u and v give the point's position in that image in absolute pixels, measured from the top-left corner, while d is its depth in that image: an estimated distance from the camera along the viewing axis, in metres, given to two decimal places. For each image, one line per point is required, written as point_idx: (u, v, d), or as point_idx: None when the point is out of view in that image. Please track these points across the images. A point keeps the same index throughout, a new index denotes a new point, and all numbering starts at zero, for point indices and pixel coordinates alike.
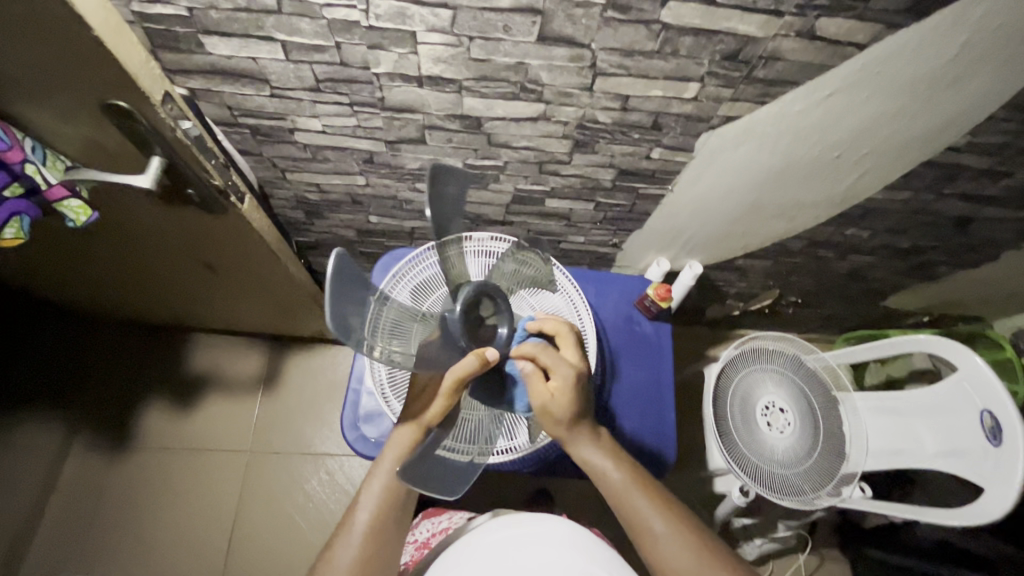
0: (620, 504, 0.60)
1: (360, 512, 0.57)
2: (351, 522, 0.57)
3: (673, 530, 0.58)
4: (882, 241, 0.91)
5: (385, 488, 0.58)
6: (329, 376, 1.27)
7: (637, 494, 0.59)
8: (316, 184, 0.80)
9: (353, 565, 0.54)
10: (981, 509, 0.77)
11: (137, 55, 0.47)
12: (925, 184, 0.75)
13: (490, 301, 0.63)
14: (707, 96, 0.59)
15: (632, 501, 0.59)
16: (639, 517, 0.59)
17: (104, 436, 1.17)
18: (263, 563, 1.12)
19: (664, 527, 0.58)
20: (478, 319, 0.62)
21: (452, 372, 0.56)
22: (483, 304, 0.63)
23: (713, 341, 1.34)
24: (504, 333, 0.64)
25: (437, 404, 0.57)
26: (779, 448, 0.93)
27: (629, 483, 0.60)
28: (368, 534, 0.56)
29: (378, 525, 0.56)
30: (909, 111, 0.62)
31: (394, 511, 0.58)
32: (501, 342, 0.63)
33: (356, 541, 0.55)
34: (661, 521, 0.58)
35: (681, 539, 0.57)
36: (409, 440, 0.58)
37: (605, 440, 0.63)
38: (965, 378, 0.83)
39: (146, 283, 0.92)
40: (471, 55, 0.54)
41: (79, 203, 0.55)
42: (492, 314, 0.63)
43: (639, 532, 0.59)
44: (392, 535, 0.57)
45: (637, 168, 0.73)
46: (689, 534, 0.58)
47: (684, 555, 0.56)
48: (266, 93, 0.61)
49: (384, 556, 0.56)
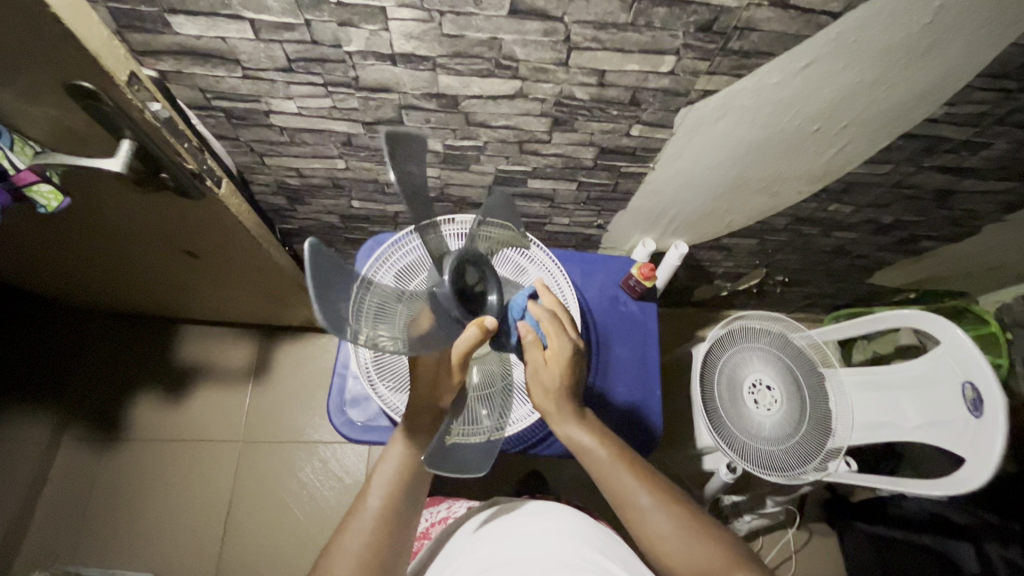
0: (607, 482, 0.61)
1: (370, 498, 0.57)
2: (362, 509, 0.57)
3: (659, 503, 0.59)
4: (865, 216, 0.92)
5: (398, 469, 0.58)
6: (319, 365, 1.27)
7: (624, 472, 0.60)
8: (296, 169, 0.79)
9: (364, 551, 0.54)
10: (961, 480, 0.78)
11: (98, 31, 0.46)
12: (905, 157, 0.75)
13: (474, 267, 0.57)
14: (684, 69, 0.59)
15: (620, 480, 0.60)
16: (627, 494, 0.59)
17: (94, 427, 1.17)
18: (257, 550, 1.13)
19: (651, 502, 0.59)
20: (465, 288, 0.55)
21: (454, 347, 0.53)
22: (468, 271, 0.56)
23: (701, 321, 1.35)
24: (495, 301, 0.58)
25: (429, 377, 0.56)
26: (766, 424, 0.93)
27: (617, 462, 0.61)
28: (379, 520, 0.56)
29: (390, 509, 0.57)
30: (885, 81, 0.62)
31: (406, 496, 0.58)
32: (495, 309, 0.58)
33: (366, 528, 0.55)
34: (649, 494, 0.59)
35: (668, 512, 0.58)
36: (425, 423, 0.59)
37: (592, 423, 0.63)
38: (947, 352, 0.83)
39: (128, 272, 0.92)
40: (443, 31, 0.53)
41: (49, 188, 0.55)
42: (480, 281, 0.57)
43: (627, 509, 0.60)
44: (404, 523, 0.57)
45: (618, 146, 0.72)
46: (675, 506, 0.59)
47: (672, 527, 0.58)
48: (238, 74, 0.61)
49: (395, 540, 0.56)
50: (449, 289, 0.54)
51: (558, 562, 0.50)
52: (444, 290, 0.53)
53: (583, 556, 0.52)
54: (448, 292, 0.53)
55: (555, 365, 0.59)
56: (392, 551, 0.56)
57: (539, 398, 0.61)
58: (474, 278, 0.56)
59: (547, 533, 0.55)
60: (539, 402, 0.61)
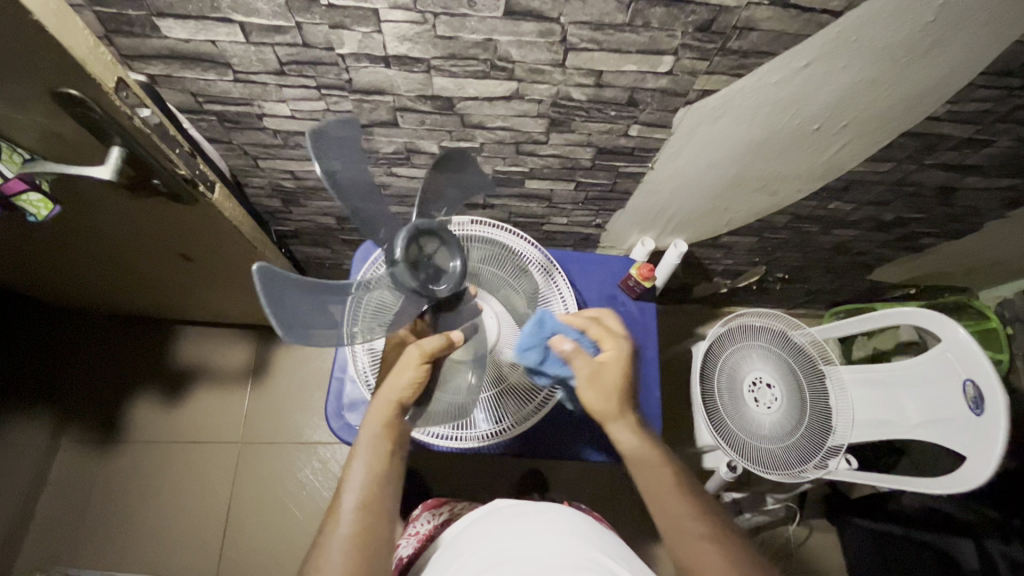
0: (657, 500, 0.58)
1: (345, 495, 0.54)
2: (338, 504, 0.54)
3: (713, 536, 0.55)
4: (866, 214, 0.91)
5: (371, 466, 0.55)
6: (318, 366, 1.26)
7: (675, 495, 0.58)
8: (291, 171, 0.78)
9: (347, 542, 0.51)
10: (962, 479, 0.77)
11: (83, 37, 0.45)
12: (907, 154, 0.74)
13: (429, 237, 0.56)
14: (683, 70, 0.58)
15: (672, 501, 0.57)
16: (677, 517, 0.57)
17: (92, 430, 1.17)
18: (258, 552, 1.13)
19: (705, 530, 0.56)
20: (424, 258, 0.55)
21: (422, 345, 0.57)
22: (422, 241, 0.55)
23: (701, 318, 1.35)
24: (458, 265, 0.56)
25: (408, 374, 0.56)
26: (766, 423, 0.93)
27: (671, 484, 0.58)
28: (358, 510, 0.53)
29: (368, 505, 0.53)
30: (888, 79, 0.61)
31: (383, 491, 0.55)
32: (457, 272, 0.57)
33: (346, 520, 0.53)
34: (706, 524, 0.56)
35: (718, 542, 0.55)
36: (383, 416, 0.56)
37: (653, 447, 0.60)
38: (948, 349, 0.82)
39: (122, 276, 0.91)
40: (437, 32, 0.52)
41: (38, 197, 0.54)
42: (438, 247, 0.56)
43: (674, 533, 0.56)
44: (384, 509, 0.54)
45: (616, 146, 0.71)
46: (730, 541, 0.55)
47: (721, 560, 0.54)
48: (229, 78, 0.59)
49: (376, 541, 0.52)
50: (398, 268, 0.54)
51: (561, 562, 0.49)
52: (397, 266, 0.53)
53: (590, 557, 0.51)
54: (404, 268, 0.53)
55: (614, 366, 0.59)
56: (376, 543, 0.52)
57: (600, 400, 0.59)
58: (430, 247, 0.56)
59: (552, 532, 0.54)
60: (597, 404, 0.59)
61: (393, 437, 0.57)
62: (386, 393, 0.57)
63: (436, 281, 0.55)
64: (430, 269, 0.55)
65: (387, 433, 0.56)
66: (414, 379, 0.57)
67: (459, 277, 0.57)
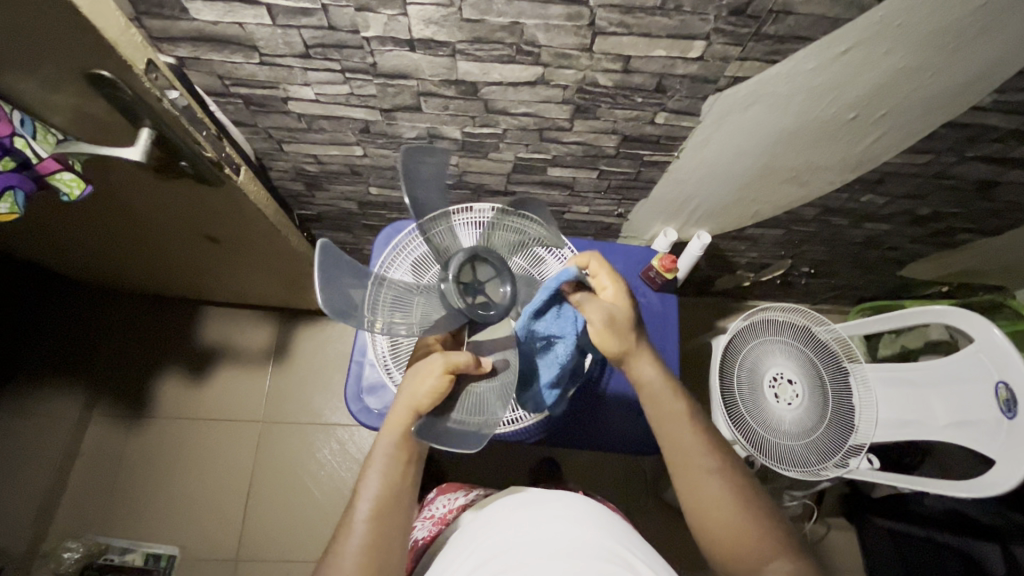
0: (668, 434, 0.59)
1: (359, 504, 0.55)
2: (352, 514, 0.55)
3: (723, 471, 0.57)
4: (899, 208, 0.88)
5: (384, 477, 0.56)
6: (338, 349, 1.28)
7: (689, 432, 0.58)
8: (314, 155, 0.79)
9: (357, 553, 0.52)
10: (990, 482, 0.75)
11: (115, 19, 0.46)
12: (947, 145, 0.71)
13: (486, 265, 0.59)
14: (714, 55, 0.56)
15: (683, 436, 0.58)
16: (688, 448, 0.58)
17: (121, 405, 1.21)
18: (277, 529, 1.16)
19: (714, 464, 0.57)
20: (476, 282, 0.58)
21: (448, 357, 0.57)
22: (478, 268, 0.59)
23: (723, 311, 1.32)
24: (509, 292, 0.59)
25: (429, 384, 0.55)
26: (786, 419, 0.91)
27: (686, 421, 0.59)
28: (370, 520, 0.54)
29: (380, 515, 0.54)
30: (932, 67, 0.58)
31: (395, 500, 0.56)
32: (506, 302, 0.58)
33: (359, 530, 0.53)
34: (716, 459, 0.57)
35: (726, 480, 0.56)
36: (399, 425, 0.56)
37: (669, 378, 0.61)
38: (981, 350, 0.79)
39: (150, 256, 0.93)
40: (464, 15, 0.52)
41: (71, 175, 0.55)
42: (490, 277, 0.59)
43: (683, 466, 0.57)
44: (398, 519, 0.55)
45: (641, 134, 0.70)
46: (737, 479, 0.57)
47: (726, 495, 0.55)
48: (256, 61, 0.60)
49: (387, 548, 0.54)
50: (451, 288, 0.57)
51: (574, 552, 0.49)
52: (448, 282, 0.57)
53: (600, 545, 0.51)
54: (454, 285, 0.57)
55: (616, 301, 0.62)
56: (386, 551, 0.53)
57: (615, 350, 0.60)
58: (485, 274, 0.59)
59: (562, 520, 0.54)
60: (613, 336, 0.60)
61: (409, 448, 0.57)
62: (402, 403, 0.57)
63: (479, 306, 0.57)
64: (479, 294, 0.58)
65: (403, 445, 0.57)
66: (435, 390, 0.56)
67: (505, 307, 0.58)
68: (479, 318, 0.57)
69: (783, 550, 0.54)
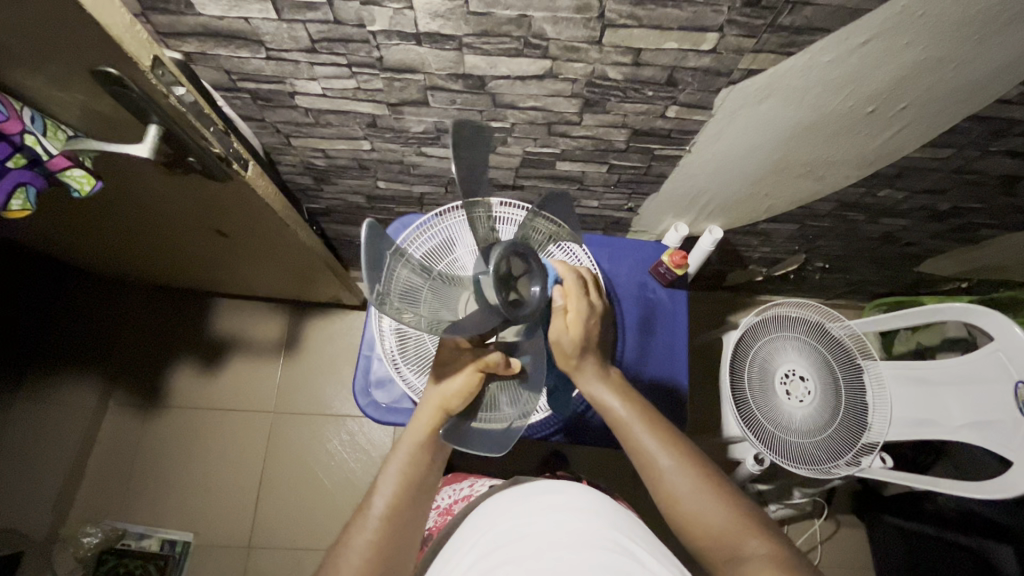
0: (626, 437, 0.59)
1: (376, 497, 0.55)
2: (367, 507, 0.55)
3: (680, 466, 0.56)
4: (918, 203, 0.86)
5: (404, 473, 0.56)
6: (348, 341, 1.29)
7: (645, 432, 0.58)
8: (322, 150, 0.79)
9: (368, 547, 0.52)
10: (1004, 483, 0.74)
11: (119, 15, 0.45)
12: (970, 140, 0.69)
13: (520, 261, 0.57)
14: (728, 47, 0.54)
15: (636, 436, 0.58)
16: (645, 451, 0.57)
17: (136, 394, 1.23)
18: (289, 517, 1.18)
19: (669, 460, 0.56)
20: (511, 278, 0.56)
21: (478, 355, 0.58)
22: (513, 262, 0.56)
23: (734, 306, 1.31)
24: (539, 292, 0.57)
25: (459, 380, 0.57)
26: (798, 417, 0.90)
27: (638, 421, 0.59)
28: (384, 518, 0.54)
29: (395, 513, 0.54)
30: (956, 58, 0.56)
31: (411, 499, 0.56)
32: (537, 300, 0.57)
33: (371, 525, 0.53)
34: (670, 456, 0.56)
35: (690, 474, 0.55)
36: (427, 423, 0.57)
37: (616, 381, 0.61)
38: (1001, 349, 0.77)
39: (162, 249, 0.94)
40: (470, 9, 0.51)
41: (82, 172, 0.55)
42: (523, 273, 0.57)
43: (647, 468, 0.57)
44: (410, 521, 0.55)
45: (652, 128, 0.69)
46: (697, 467, 0.56)
47: (690, 490, 0.54)
48: (263, 55, 0.59)
49: (398, 547, 0.54)
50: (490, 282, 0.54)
51: (580, 543, 0.49)
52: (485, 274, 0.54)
53: (603, 535, 0.51)
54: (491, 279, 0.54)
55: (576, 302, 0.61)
56: (396, 550, 0.53)
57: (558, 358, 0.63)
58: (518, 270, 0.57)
59: (565, 511, 0.54)
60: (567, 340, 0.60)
61: (431, 452, 0.58)
62: (433, 401, 0.58)
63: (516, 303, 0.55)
64: (513, 290, 0.55)
65: (426, 446, 0.57)
66: (463, 387, 0.57)
67: (535, 307, 0.57)
68: (515, 314, 0.54)
69: (759, 534, 0.51)
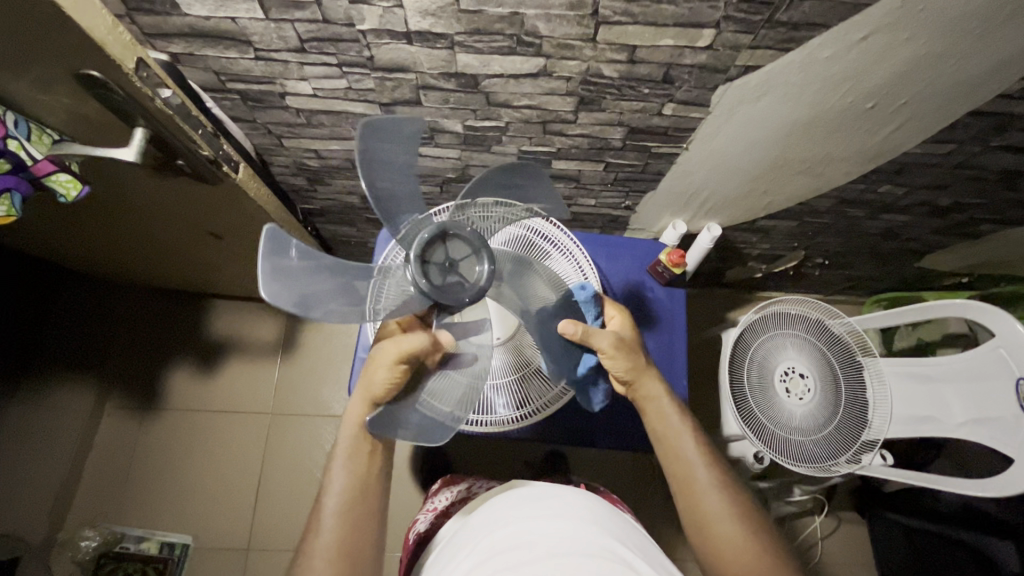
0: (668, 446, 0.62)
1: (327, 498, 0.55)
2: (321, 509, 0.55)
3: (718, 484, 0.59)
4: (919, 198, 0.85)
5: (349, 470, 0.56)
6: (345, 342, 1.28)
7: (689, 446, 0.61)
8: (314, 150, 0.78)
9: (329, 548, 0.53)
10: (1005, 482, 0.74)
11: (102, 18, 0.44)
12: (970, 135, 0.68)
13: (457, 240, 0.52)
14: (724, 44, 0.53)
15: (680, 447, 0.61)
16: (687, 461, 0.61)
17: (131, 396, 1.22)
18: (287, 519, 1.18)
19: (708, 477, 0.60)
20: (446, 260, 0.52)
21: (399, 344, 0.53)
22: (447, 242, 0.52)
23: (734, 303, 1.30)
24: (484, 270, 0.51)
25: (381, 374, 0.54)
26: (797, 415, 0.89)
27: (685, 435, 0.62)
28: (339, 515, 0.55)
29: (350, 509, 0.55)
30: (958, 52, 0.55)
31: (365, 491, 0.56)
32: (479, 283, 0.51)
33: (328, 527, 0.54)
34: (711, 473, 0.60)
35: (724, 493, 0.59)
36: (359, 413, 0.56)
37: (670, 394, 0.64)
38: (1003, 345, 0.76)
39: (154, 251, 0.93)
40: (461, 7, 0.50)
41: (68, 176, 0.54)
42: (461, 252, 0.52)
43: (683, 480, 0.60)
44: (369, 512, 0.56)
45: (648, 126, 0.68)
46: (732, 489, 0.60)
47: (723, 509, 0.58)
48: (251, 56, 0.58)
49: (360, 540, 0.55)
50: (415, 265, 0.50)
51: (576, 552, 0.48)
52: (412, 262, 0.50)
53: (593, 542, 0.50)
54: (418, 267, 0.50)
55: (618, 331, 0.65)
56: (360, 543, 0.54)
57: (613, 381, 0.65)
58: (455, 250, 0.52)
59: (561, 517, 0.53)
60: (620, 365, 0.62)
61: (372, 440, 0.57)
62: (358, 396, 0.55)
63: (450, 290, 0.50)
64: (448, 272, 0.51)
65: (364, 437, 0.57)
66: (388, 379, 0.54)
67: (477, 288, 0.51)
68: (449, 300, 0.50)
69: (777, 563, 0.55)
